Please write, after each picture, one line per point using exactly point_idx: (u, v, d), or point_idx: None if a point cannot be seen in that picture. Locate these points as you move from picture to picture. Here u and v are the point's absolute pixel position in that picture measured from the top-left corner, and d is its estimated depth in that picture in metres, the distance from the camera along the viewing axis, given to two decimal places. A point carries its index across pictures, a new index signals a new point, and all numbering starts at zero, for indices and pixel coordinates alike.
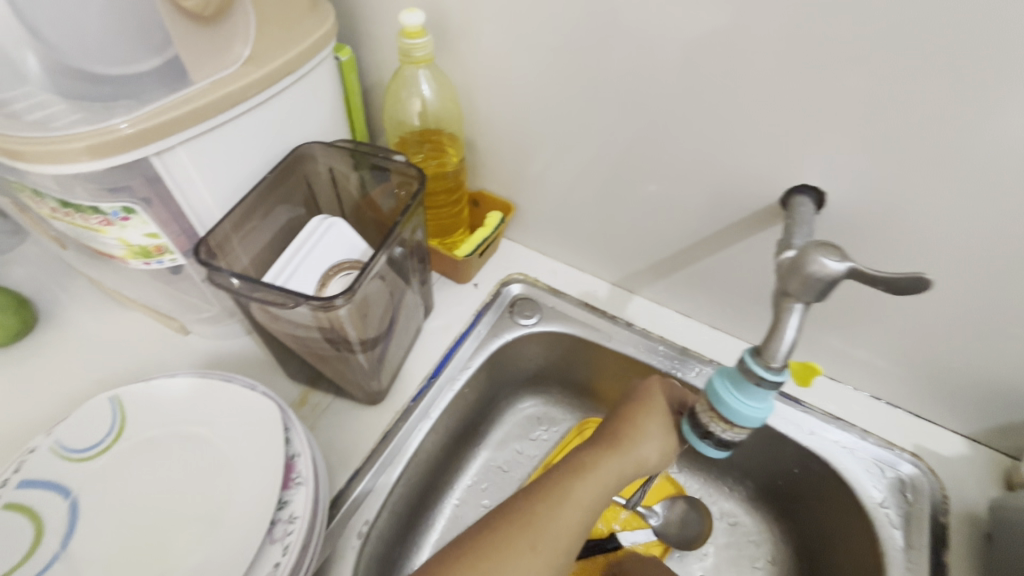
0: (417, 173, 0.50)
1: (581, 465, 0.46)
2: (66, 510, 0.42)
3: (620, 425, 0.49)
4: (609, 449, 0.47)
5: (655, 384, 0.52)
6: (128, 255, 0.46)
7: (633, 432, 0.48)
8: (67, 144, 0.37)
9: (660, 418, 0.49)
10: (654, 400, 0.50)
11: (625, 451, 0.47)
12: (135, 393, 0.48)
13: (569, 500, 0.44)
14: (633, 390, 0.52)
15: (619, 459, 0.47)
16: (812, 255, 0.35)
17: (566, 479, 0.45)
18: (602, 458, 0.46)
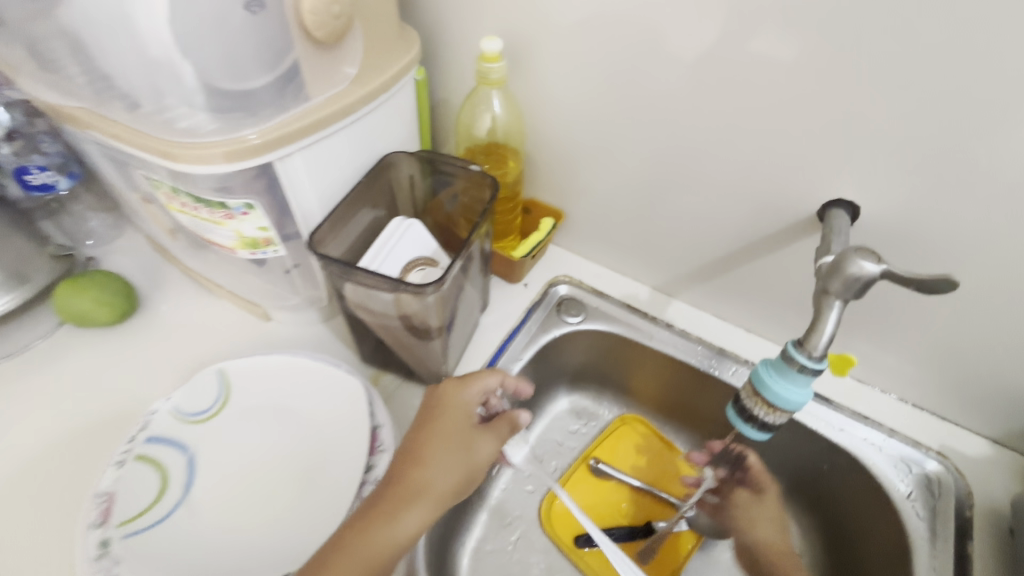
0: (490, 182, 0.57)
1: (382, 511, 0.41)
2: (185, 463, 0.49)
3: (421, 453, 0.45)
4: (421, 484, 0.43)
5: (449, 390, 0.49)
6: (238, 246, 0.53)
7: (419, 464, 0.44)
8: (207, 149, 0.44)
9: (463, 426, 0.48)
10: (463, 398, 0.49)
11: (421, 488, 0.43)
12: (238, 367, 0.54)
13: (374, 543, 0.40)
14: (425, 406, 0.49)
15: (420, 498, 0.43)
16: (852, 259, 0.40)
17: (369, 518, 0.41)
18: (394, 494, 0.42)
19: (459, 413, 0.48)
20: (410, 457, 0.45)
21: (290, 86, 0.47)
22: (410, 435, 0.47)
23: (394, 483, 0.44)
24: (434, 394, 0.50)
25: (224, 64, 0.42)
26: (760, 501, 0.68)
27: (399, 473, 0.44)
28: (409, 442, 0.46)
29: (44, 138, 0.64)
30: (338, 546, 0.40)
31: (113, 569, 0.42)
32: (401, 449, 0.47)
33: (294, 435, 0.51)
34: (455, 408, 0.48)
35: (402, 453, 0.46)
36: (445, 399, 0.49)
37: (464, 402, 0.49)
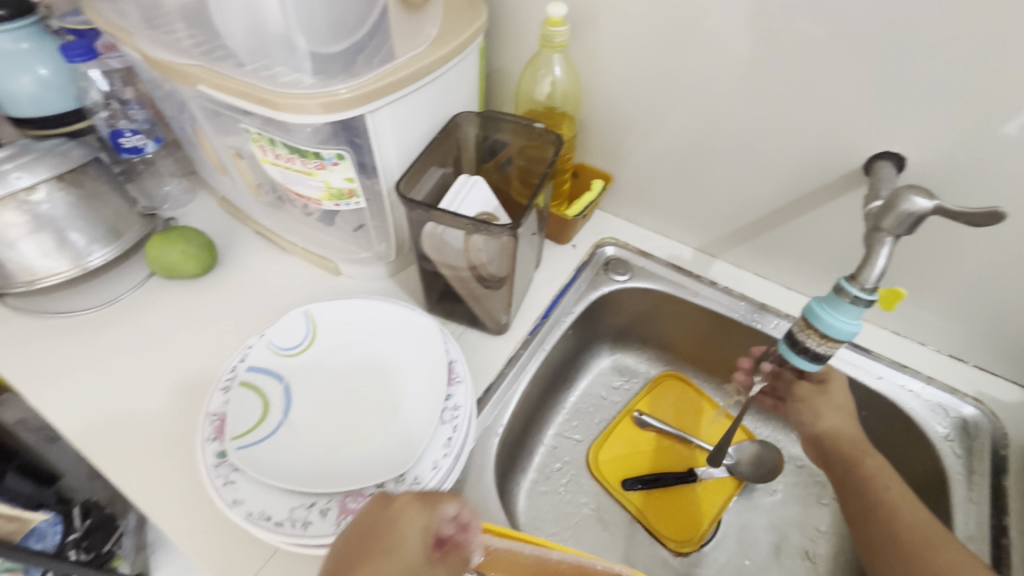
0: (555, 138, 0.61)
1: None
2: (282, 391, 0.54)
3: (372, 571, 0.37)
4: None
5: (401, 523, 0.39)
6: (325, 198, 0.58)
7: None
8: (305, 100, 0.49)
9: (415, 568, 0.38)
10: (404, 537, 0.38)
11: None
12: (323, 309, 0.59)
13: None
14: (376, 522, 0.39)
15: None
16: (905, 196, 0.43)
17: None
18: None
19: (411, 542, 0.38)
20: (358, 566, 0.37)
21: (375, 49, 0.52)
22: (377, 522, 0.39)
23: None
24: (388, 513, 0.39)
25: (326, 24, 0.47)
26: (827, 392, 0.61)
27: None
28: (354, 563, 0.37)
29: (131, 106, 0.70)
30: None
31: (231, 475, 0.47)
32: (337, 547, 0.39)
33: (377, 369, 0.56)
34: (410, 532, 0.38)
35: (346, 570, 0.37)
36: (398, 521, 0.39)
37: (416, 541, 0.38)
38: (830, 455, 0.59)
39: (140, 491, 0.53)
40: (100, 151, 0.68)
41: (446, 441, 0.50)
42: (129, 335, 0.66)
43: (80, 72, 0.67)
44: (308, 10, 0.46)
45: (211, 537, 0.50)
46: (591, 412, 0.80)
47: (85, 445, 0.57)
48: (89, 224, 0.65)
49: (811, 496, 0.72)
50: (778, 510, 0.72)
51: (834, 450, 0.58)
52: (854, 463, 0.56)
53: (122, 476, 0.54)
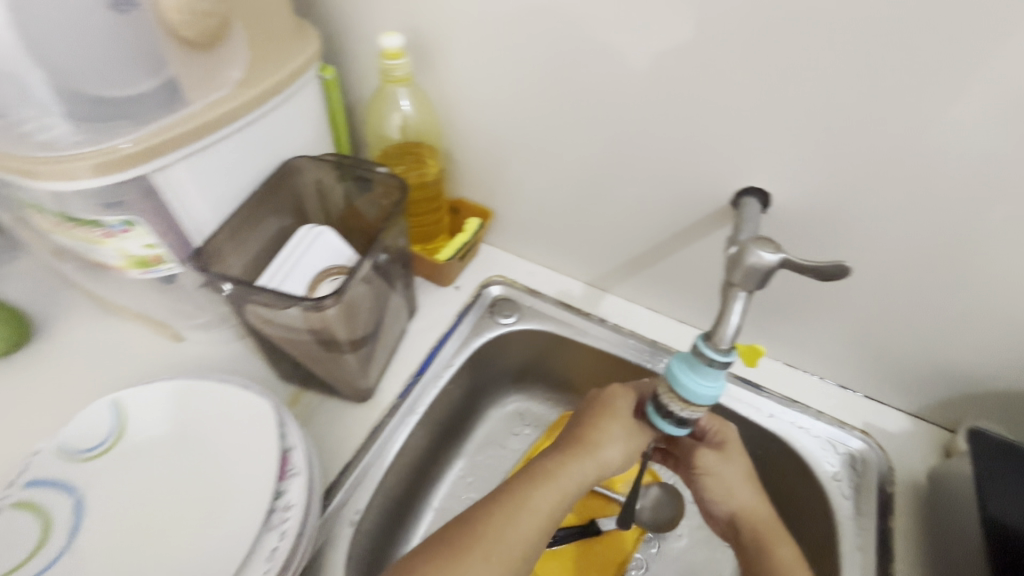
0: (398, 183, 0.54)
1: (543, 473, 0.50)
2: (71, 506, 0.45)
3: (596, 426, 0.53)
4: (589, 445, 0.52)
5: (616, 392, 0.55)
6: (126, 266, 0.49)
7: (600, 434, 0.53)
8: (72, 162, 0.40)
9: (627, 425, 0.53)
10: (619, 408, 0.54)
11: (589, 451, 0.51)
12: (134, 396, 0.50)
13: (529, 507, 0.48)
14: (592, 405, 0.55)
15: (587, 454, 0.51)
16: (750, 249, 0.39)
17: (519, 491, 0.48)
18: (569, 457, 0.51)
19: (626, 407, 0.54)
20: (593, 425, 0.53)
21: (165, 94, 0.44)
22: (584, 409, 0.55)
23: (548, 471, 0.50)
24: (601, 393, 0.56)
25: (90, 70, 0.40)
26: (728, 462, 0.56)
27: (579, 438, 0.53)
28: (587, 419, 0.54)
29: None
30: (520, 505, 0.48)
31: None
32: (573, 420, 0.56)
33: (197, 464, 0.48)
34: (621, 399, 0.55)
35: (578, 426, 0.54)
36: (612, 393, 0.55)
37: (624, 411, 0.54)
38: (741, 536, 0.55)
39: None
40: None
41: (270, 552, 0.43)
42: None
43: None
44: (61, 46, 0.38)
45: None
46: (490, 463, 0.74)
47: None
48: None
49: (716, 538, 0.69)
50: (684, 556, 0.69)
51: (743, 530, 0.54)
52: (767, 551, 0.52)
53: None
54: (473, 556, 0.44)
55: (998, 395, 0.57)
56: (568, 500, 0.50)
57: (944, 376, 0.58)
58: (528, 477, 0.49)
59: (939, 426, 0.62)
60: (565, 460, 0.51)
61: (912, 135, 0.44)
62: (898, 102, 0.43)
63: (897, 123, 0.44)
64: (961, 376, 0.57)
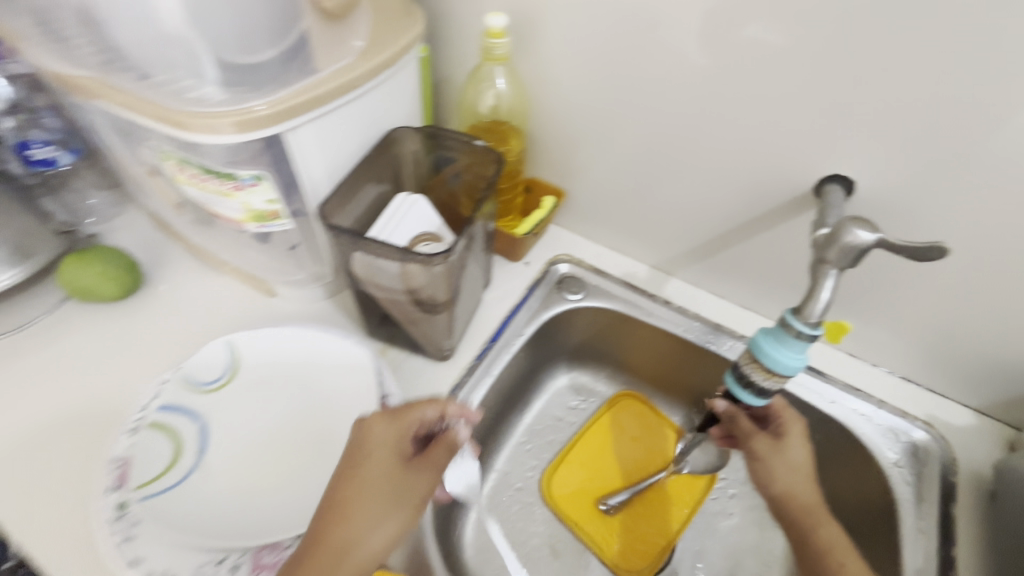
0: (496, 156, 0.58)
1: (314, 563, 0.39)
2: (197, 431, 0.50)
3: (348, 505, 0.41)
4: (343, 532, 0.40)
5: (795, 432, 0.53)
6: (247, 219, 0.53)
7: (338, 523, 0.40)
8: (216, 119, 0.45)
9: (387, 475, 0.43)
10: (373, 476, 0.43)
11: (339, 551, 0.40)
12: (244, 340, 0.54)
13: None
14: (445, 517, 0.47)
15: (337, 548, 0.40)
16: (847, 229, 0.41)
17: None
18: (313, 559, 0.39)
19: (376, 465, 0.43)
20: (334, 514, 0.41)
21: (288, 63, 0.48)
22: (330, 482, 0.43)
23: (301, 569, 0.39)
24: (363, 439, 0.44)
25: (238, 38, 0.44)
26: (781, 450, 0.52)
27: (315, 542, 0.40)
28: (332, 495, 0.42)
29: (45, 114, 0.64)
30: (316, 542, 0.40)
31: (131, 530, 0.43)
32: (318, 506, 0.43)
33: (303, 404, 0.53)
34: (376, 452, 0.43)
35: (311, 531, 0.40)
36: (368, 441, 0.44)
37: (374, 474, 0.43)
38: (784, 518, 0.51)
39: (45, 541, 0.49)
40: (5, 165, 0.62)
41: None
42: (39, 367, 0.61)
43: None
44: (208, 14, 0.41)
45: None
46: (545, 433, 0.78)
47: None
48: None
49: (767, 520, 0.71)
50: (734, 535, 0.71)
51: (787, 514, 0.51)
52: (809, 531, 0.49)
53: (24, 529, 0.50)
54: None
55: None
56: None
57: (1017, 373, 0.59)
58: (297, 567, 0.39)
59: (1004, 423, 0.63)
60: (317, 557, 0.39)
61: (1014, 130, 0.45)
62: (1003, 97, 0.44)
63: (997, 118, 0.45)
64: None
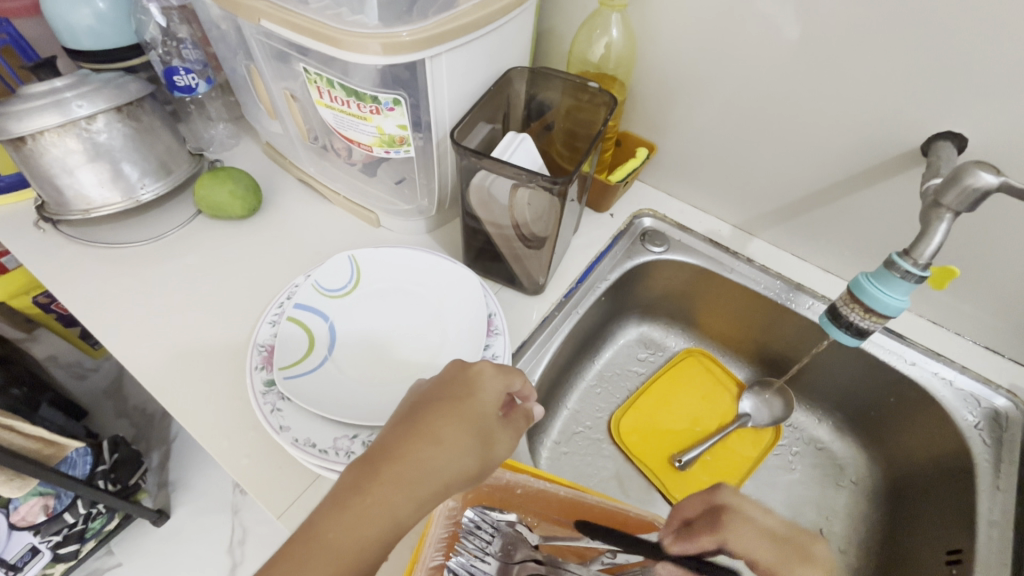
0: (608, 99, 0.60)
1: (377, 485, 0.34)
2: (326, 329, 0.55)
3: (438, 427, 0.37)
4: (427, 458, 0.35)
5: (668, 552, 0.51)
6: (376, 143, 0.58)
7: (431, 441, 0.36)
8: (368, 39, 0.49)
9: (486, 414, 0.39)
10: (478, 407, 0.39)
11: (421, 466, 0.35)
12: (367, 255, 0.60)
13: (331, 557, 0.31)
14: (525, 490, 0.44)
15: (409, 471, 0.35)
16: (969, 170, 0.43)
17: (331, 527, 0.32)
18: (391, 471, 0.35)
19: (488, 403, 0.40)
20: (430, 430, 0.37)
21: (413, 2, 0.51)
22: (431, 396, 0.39)
23: (366, 492, 0.33)
24: (461, 373, 0.41)
25: None
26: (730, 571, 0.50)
27: (402, 444, 0.36)
28: (425, 412, 0.38)
29: (185, 45, 0.70)
30: (387, 477, 0.34)
31: (278, 403, 0.49)
32: (411, 394, 0.41)
33: (419, 315, 0.58)
34: (484, 391, 0.40)
35: (410, 415, 0.38)
36: (473, 381, 0.41)
37: (481, 410, 0.39)
38: None
39: (188, 413, 0.56)
40: (152, 86, 0.69)
41: None
42: (174, 271, 0.68)
43: (139, 4, 0.67)
44: None
45: (254, 460, 0.52)
46: (615, 379, 0.82)
47: (136, 368, 0.59)
48: (142, 157, 0.67)
49: (830, 478, 0.73)
50: (796, 488, 0.73)
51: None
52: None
53: (171, 402, 0.56)
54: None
55: None
56: (386, 544, 0.33)
57: None
58: (353, 490, 0.34)
59: None
60: (392, 479, 0.34)
61: None
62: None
63: None
64: None
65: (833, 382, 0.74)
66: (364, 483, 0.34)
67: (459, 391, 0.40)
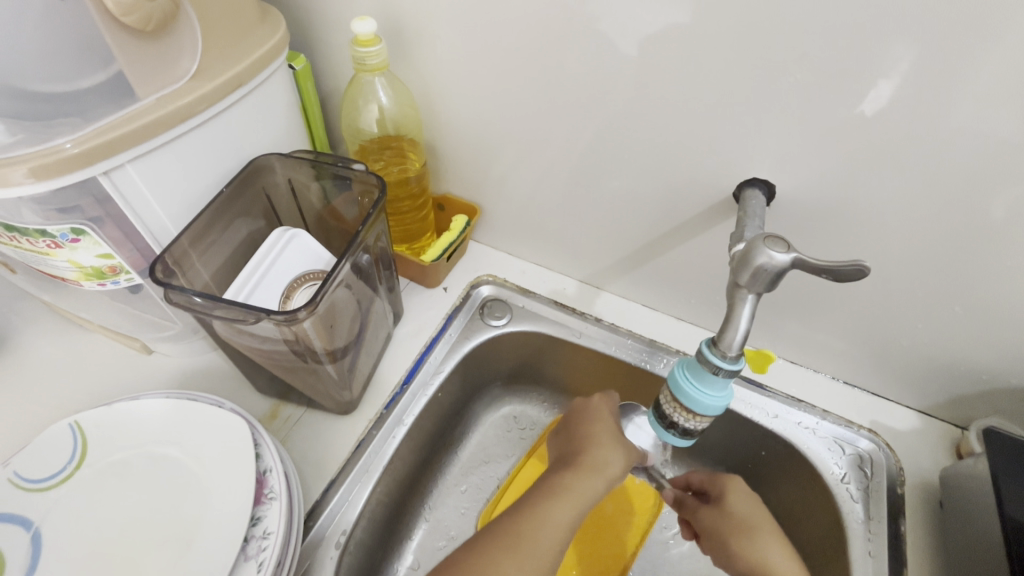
0: (377, 182, 0.51)
1: (560, 482, 0.44)
2: (28, 542, 0.41)
3: (591, 437, 0.49)
4: (598, 457, 0.47)
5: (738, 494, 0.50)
6: (81, 277, 0.45)
7: (600, 445, 0.48)
8: (5, 166, 0.36)
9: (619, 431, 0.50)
10: (607, 421, 0.50)
11: (599, 463, 0.46)
12: (97, 417, 0.47)
13: (553, 522, 0.42)
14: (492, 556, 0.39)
15: (589, 471, 0.45)
16: (760, 248, 0.36)
17: (538, 508, 0.42)
18: (580, 474, 0.45)
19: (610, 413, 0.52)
20: (591, 438, 0.48)
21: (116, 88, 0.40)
22: (575, 421, 0.51)
23: (562, 484, 0.44)
24: (595, 405, 0.52)
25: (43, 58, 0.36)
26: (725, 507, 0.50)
27: (583, 452, 0.47)
28: (583, 430, 0.50)
29: None
30: (563, 487, 0.44)
31: None
32: (568, 423, 0.52)
33: (169, 489, 0.45)
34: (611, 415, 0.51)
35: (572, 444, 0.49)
36: (600, 408, 0.52)
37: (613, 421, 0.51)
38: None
39: None
40: None
41: None
42: None
43: None
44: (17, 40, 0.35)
45: None
46: (481, 471, 0.70)
47: None
48: None
49: None
50: (686, 564, 0.66)
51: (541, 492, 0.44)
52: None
53: None
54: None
55: (1010, 390, 0.54)
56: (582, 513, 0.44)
57: (958, 373, 0.56)
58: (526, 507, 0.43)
59: (949, 423, 0.60)
60: (579, 475, 0.45)
61: (926, 120, 0.41)
62: (934, 84, 0.39)
63: (910, 112, 0.41)
64: (974, 372, 0.55)
65: (705, 439, 0.68)
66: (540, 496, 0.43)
67: (592, 411, 0.51)
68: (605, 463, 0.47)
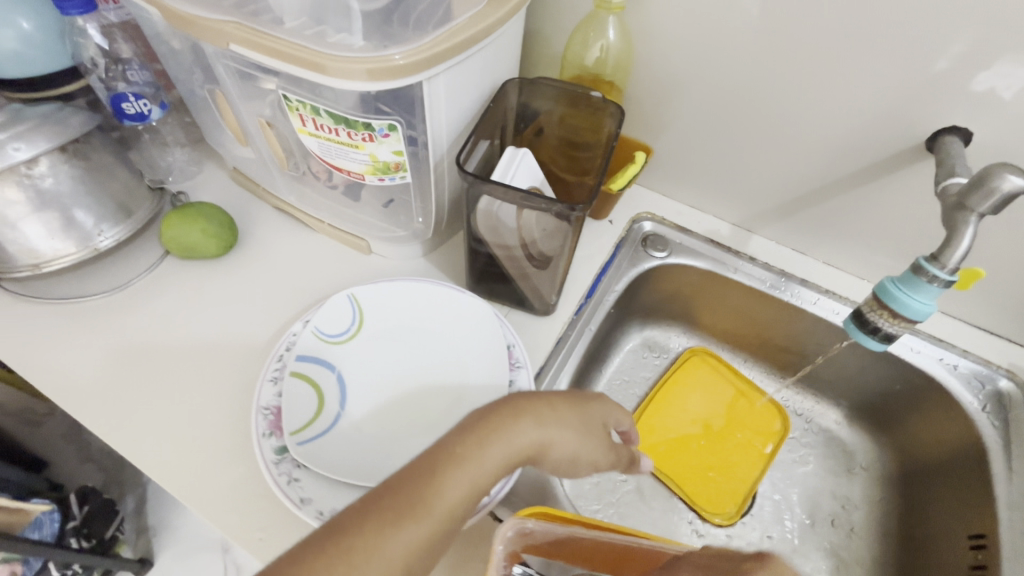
0: (614, 109, 0.59)
1: (496, 421, 0.38)
2: (335, 381, 0.51)
3: (560, 412, 0.42)
4: (505, 419, 0.38)
5: None
6: (369, 171, 0.53)
7: (524, 415, 0.40)
8: (351, 65, 0.44)
9: (591, 426, 0.44)
10: (591, 413, 0.45)
11: (499, 430, 0.38)
12: (368, 292, 0.56)
13: (462, 475, 0.34)
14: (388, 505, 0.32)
15: (542, 423, 0.40)
16: (998, 174, 0.42)
17: (460, 458, 0.35)
18: (473, 433, 0.37)
19: (597, 414, 0.45)
20: (536, 403, 0.41)
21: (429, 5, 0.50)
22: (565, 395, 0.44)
23: (480, 434, 0.37)
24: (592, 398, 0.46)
25: None
26: None
27: (491, 410, 0.39)
28: (547, 399, 0.42)
29: (131, 66, 0.63)
30: (489, 440, 0.37)
31: (294, 471, 0.46)
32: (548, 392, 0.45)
33: (432, 353, 0.54)
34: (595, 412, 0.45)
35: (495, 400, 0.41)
36: (592, 402, 0.45)
37: (593, 413, 0.45)
38: None
39: (184, 488, 0.51)
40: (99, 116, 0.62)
41: None
42: (142, 325, 0.61)
43: (74, 25, 0.59)
44: None
45: (269, 535, 0.49)
46: (624, 388, 0.79)
47: (117, 442, 0.53)
48: (97, 202, 0.59)
49: (841, 465, 0.75)
50: (812, 480, 0.74)
51: (470, 439, 0.36)
52: None
53: (155, 468, 0.52)
54: (387, 530, 0.31)
55: None
56: (482, 493, 0.35)
57: None
58: (444, 456, 0.35)
59: None
60: (520, 429, 0.38)
61: None
62: None
63: None
64: None
65: (836, 372, 0.76)
66: (471, 450, 0.36)
67: (581, 400, 0.45)
68: (524, 442, 0.39)
